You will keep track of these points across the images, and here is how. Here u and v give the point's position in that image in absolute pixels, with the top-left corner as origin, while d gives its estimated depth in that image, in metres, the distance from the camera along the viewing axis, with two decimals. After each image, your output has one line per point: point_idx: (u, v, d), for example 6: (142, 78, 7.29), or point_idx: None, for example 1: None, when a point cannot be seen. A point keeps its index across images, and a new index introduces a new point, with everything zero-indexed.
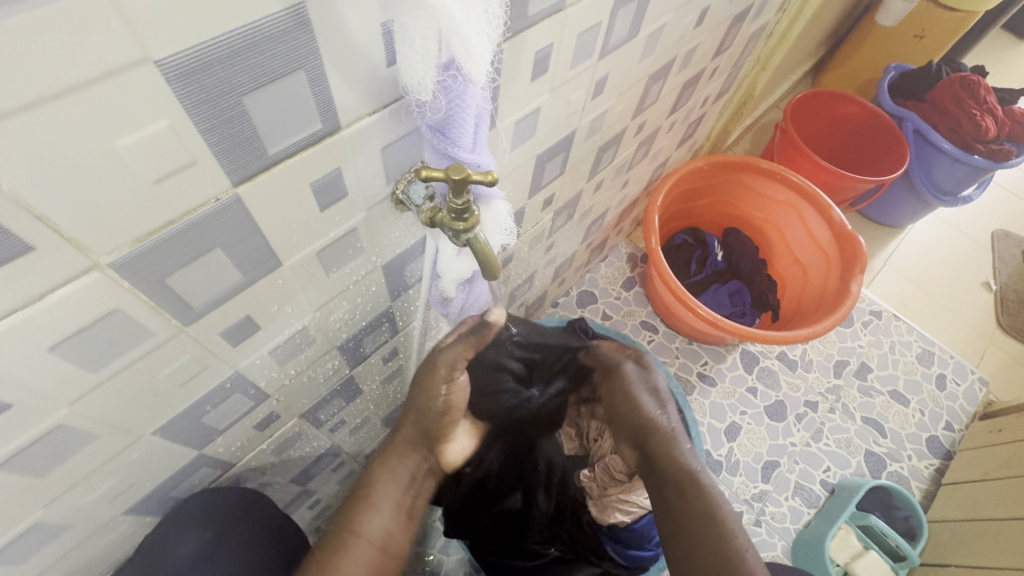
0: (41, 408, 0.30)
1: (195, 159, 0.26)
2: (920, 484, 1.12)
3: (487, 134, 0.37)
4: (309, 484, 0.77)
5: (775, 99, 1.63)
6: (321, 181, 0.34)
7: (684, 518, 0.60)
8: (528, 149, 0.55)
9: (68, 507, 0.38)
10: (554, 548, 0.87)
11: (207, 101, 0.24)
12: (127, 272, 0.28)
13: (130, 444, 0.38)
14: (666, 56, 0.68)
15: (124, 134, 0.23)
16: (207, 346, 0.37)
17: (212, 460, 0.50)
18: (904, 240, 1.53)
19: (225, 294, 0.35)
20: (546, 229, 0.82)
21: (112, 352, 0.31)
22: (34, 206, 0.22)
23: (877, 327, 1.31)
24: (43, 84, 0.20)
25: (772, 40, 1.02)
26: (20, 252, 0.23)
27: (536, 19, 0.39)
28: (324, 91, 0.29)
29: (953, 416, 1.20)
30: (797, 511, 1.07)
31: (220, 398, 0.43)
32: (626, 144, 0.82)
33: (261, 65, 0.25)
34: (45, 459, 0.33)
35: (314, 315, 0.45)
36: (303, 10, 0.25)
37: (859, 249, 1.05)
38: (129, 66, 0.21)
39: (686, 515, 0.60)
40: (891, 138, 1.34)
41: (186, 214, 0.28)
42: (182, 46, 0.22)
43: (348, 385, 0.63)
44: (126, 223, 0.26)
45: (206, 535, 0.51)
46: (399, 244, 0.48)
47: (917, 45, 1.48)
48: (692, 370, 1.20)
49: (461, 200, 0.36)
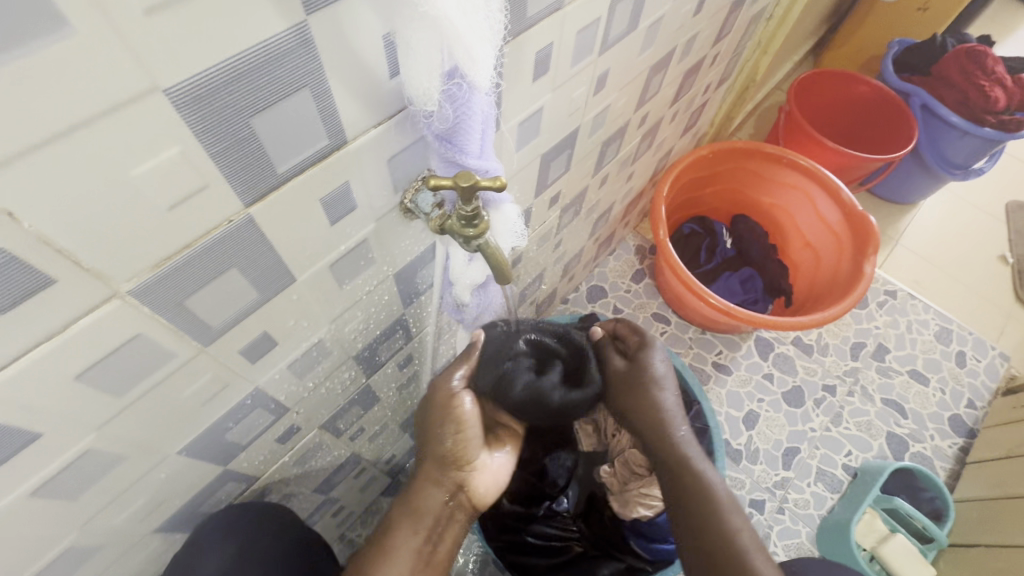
0: (68, 435, 0.30)
1: (207, 183, 0.26)
2: (945, 464, 1.11)
3: (493, 137, 0.36)
4: (332, 493, 0.78)
5: (778, 82, 1.61)
6: (331, 196, 0.34)
7: (687, 505, 0.59)
8: (533, 149, 0.55)
9: (101, 528, 0.39)
10: (577, 544, 0.87)
11: (217, 126, 0.25)
12: (148, 298, 0.28)
13: (156, 464, 0.39)
14: (666, 46, 0.67)
15: (137, 162, 0.23)
16: (227, 364, 0.38)
17: (238, 474, 0.50)
18: (917, 216, 1.50)
19: (243, 312, 0.35)
20: (553, 227, 0.81)
21: (136, 376, 0.31)
22: (55, 240, 0.23)
23: (892, 306, 1.29)
24: (58, 119, 0.20)
25: (772, 23, 1.01)
26: (41, 285, 0.23)
27: (534, 20, 0.39)
28: (329, 105, 0.29)
29: (975, 394, 1.18)
30: (820, 496, 1.06)
31: (242, 414, 0.44)
32: (629, 137, 0.81)
33: (268, 85, 0.25)
34: (76, 485, 0.34)
35: (330, 327, 0.46)
36: (306, 28, 0.25)
37: (871, 229, 1.04)
38: (137, 95, 0.21)
39: (693, 509, 0.58)
40: (899, 114, 1.31)
41: (201, 237, 0.28)
42: (189, 74, 0.22)
43: (365, 393, 0.63)
44: (141, 253, 0.26)
45: (231, 546, 0.52)
46: (410, 252, 0.48)
47: (921, 18, 1.45)
48: (708, 360, 1.19)
49: (470, 207, 0.35)
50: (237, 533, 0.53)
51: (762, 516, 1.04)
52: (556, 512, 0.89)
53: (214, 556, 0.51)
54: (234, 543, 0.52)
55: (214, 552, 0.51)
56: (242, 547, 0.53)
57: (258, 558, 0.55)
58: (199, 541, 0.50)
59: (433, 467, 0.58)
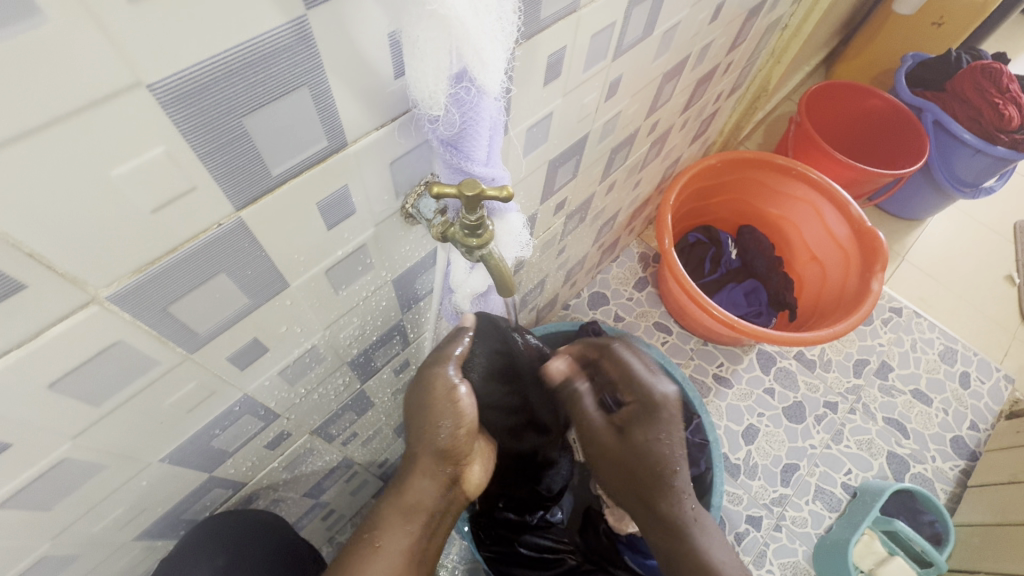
0: (41, 444, 0.29)
1: (195, 185, 0.25)
2: (946, 486, 1.09)
3: (500, 144, 0.35)
4: (321, 497, 0.76)
5: (788, 92, 1.59)
6: (329, 200, 0.33)
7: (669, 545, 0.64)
8: (541, 155, 0.54)
9: (77, 537, 0.38)
10: (571, 557, 0.85)
11: (205, 125, 0.23)
12: (128, 303, 0.27)
13: (138, 472, 0.37)
14: (680, 54, 0.65)
15: (118, 163, 0.21)
16: (214, 372, 0.36)
17: (224, 480, 0.49)
18: (924, 233, 1.49)
19: (233, 318, 0.34)
20: (558, 233, 0.80)
21: (114, 385, 0.30)
22: (25, 243, 0.21)
23: (897, 324, 1.27)
24: (34, 115, 0.18)
25: (787, 33, 0.99)
26: (11, 290, 0.22)
27: (548, 23, 0.38)
28: (329, 105, 0.27)
29: (978, 416, 1.17)
30: (818, 515, 1.04)
31: (229, 421, 0.42)
32: (638, 145, 0.80)
33: (261, 83, 0.24)
34: (50, 495, 0.32)
35: (323, 333, 0.44)
36: (305, 23, 0.23)
37: (880, 247, 1.02)
38: (120, 91, 0.20)
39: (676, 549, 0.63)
40: (911, 129, 1.29)
41: (187, 241, 0.27)
42: (174, 69, 0.20)
43: (359, 399, 0.61)
44: (123, 257, 0.25)
45: (220, 562, 0.50)
46: (409, 257, 0.46)
47: (936, 33, 1.44)
48: (708, 371, 1.17)
49: (474, 216, 0.34)
50: (230, 544, 0.51)
51: (759, 532, 1.02)
52: (551, 523, 0.87)
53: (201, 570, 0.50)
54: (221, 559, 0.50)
55: (201, 564, 0.49)
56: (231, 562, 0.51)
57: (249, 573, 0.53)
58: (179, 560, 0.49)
59: (428, 461, 0.51)
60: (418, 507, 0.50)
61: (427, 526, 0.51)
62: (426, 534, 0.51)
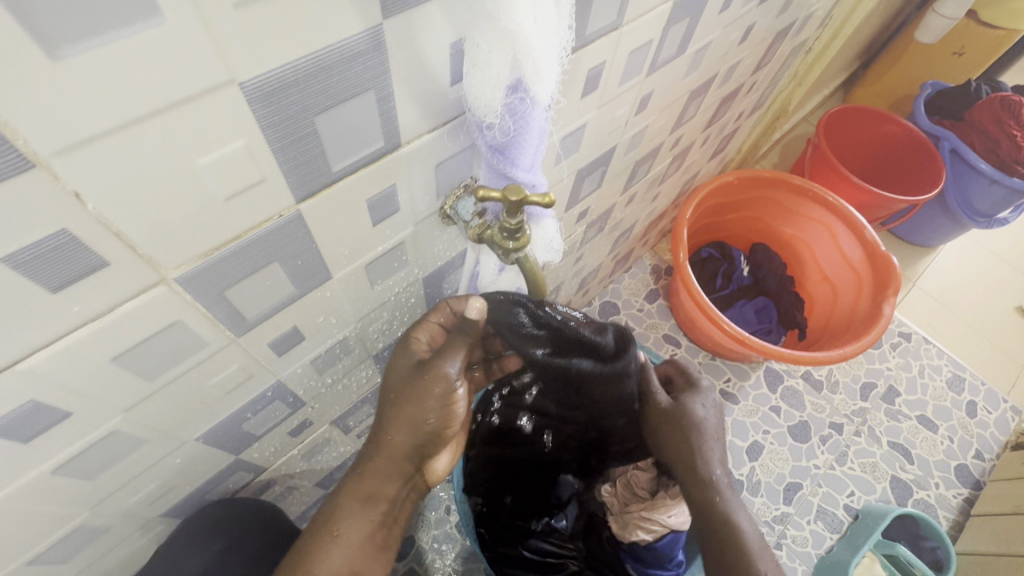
0: (97, 415, 0.30)
1: (265, 176, 0.26)
2: (948, 513, 1.10)
3: (544, 153, 0.36)
4: (331, 488, 0.77)
5: (806, 114, 1.60)
6: (377, 197, 0.34)
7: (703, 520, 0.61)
8: (572, 163, 0.55)
9: (112, 509, 0.39)
10: (574, 563, 0.86)
11: (282, 121, 0.24)
12: (191, 285, 0.28)
13: (174, 449, 0.39)
14: (708, 72, 0.67)
15: (203, 153, 0.23)
16: (255, 356, 0.37)
17: (247, 464, 0.50)
18: (936, 260, 1.49)
19: (279, 306, 0.35)
20: (577, 242, 0.81)
21: (168, 362, 0.31)
22: (113, 223, 0.22)
23: (906, 349, 1.28)
24: (139, 106, 0.20)
25: (810, 56, 1.00)
26: (96, 267, 0.23)
27: (593, 38, 0.39)
28: (390, 109, 0.29)
29: (984, 445, 1.17)
30: (819, 535, 1.04)
31: (260, 406, 0.43)
32: (661, 158, 0.81)
33: (336, 85, 0.25)
34: (96, 465, 0.34)
35: (354, 326, 0.45)
36: (381, 32, 0.25)
37: (893, 270, 1.03)
38: (214, 88, 0.21)
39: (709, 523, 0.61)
40: (929, 157, 1.30)
41: (251, 229, 0.28)
42: (264, 68, 0.22)
43: (378, 393, 0.62)
44: (194, 240, 0.26)
45: (216, 546, 0.50)
46: (441, 257, 0.48)
47: (956, 63, 1.45)
48: (715, 387, 1.18)
49: (515, 220, 0.35)
50: (227, 530, 0.51)
51: None
52: (554, 529, 0.87)
53: (195, 560, 0.50)
54: (217, 547, 0.50)
55: (197, 555, 0.49)
56: (227, 548, 0.51)
57: (246, 562, 0.53)
58: (177, 545, 0.48)
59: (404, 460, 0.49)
60: (376, 498, 0.48)
61: (385, 515, 0.49)
62: (385, 524, 0.50)
